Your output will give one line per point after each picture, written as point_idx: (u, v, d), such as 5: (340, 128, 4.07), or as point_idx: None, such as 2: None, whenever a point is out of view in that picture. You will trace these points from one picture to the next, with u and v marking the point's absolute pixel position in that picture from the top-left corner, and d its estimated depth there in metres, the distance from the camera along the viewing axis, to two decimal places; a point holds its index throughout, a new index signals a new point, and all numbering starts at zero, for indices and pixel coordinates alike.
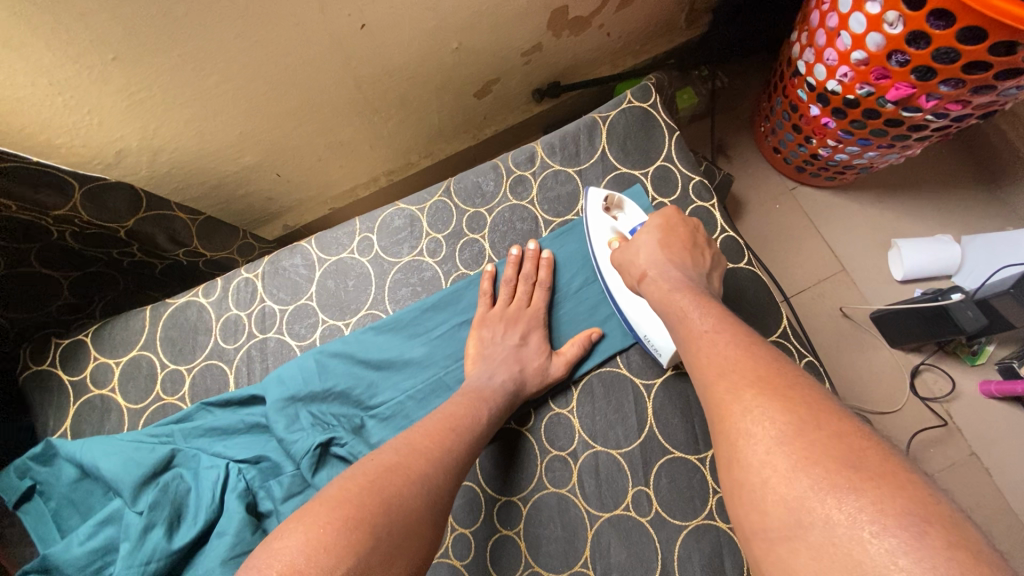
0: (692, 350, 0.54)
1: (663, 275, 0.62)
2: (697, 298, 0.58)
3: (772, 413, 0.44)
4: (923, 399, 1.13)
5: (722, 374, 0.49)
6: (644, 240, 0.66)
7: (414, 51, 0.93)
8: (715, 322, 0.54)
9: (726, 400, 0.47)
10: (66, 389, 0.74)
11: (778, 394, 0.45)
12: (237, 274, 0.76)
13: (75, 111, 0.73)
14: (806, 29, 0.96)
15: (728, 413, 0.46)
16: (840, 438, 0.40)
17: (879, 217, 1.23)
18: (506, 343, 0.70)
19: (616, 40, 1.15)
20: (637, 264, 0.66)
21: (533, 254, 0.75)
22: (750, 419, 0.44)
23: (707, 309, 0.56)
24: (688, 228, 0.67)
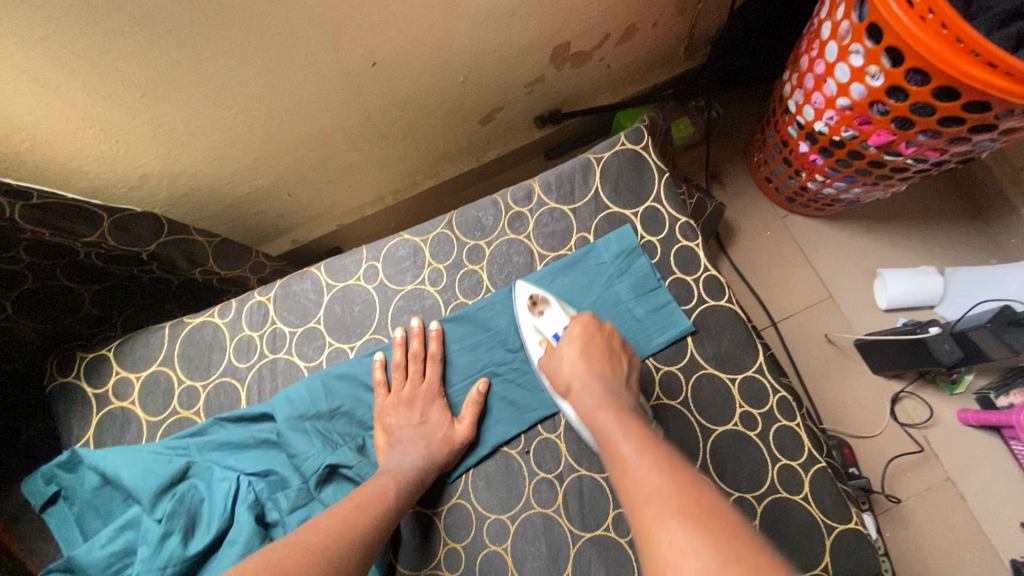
0: (622, 476, 0.55)
1: (586, 391, 0.65)
2: (621, 417, 0.61)
3: (696, 544, 0.44)
4: (902, 424, 1.17)
5: (647, 501, 0.50)
6: (566, 350, 0.69)
7: (422, 84, 0.98)
8: (643, 443, 0.56)
9: (651, 530, 0.48)
10: (90, 401, 0.79)
11: (697, 521, 0.46)
12: (251, 297, 0.81)
13: (104, 141, 0.78)
14: (796, 71, 1.01)
15: (654, 544, 0.46)
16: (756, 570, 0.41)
17: (867, 247, 1.27)
18: (410, 423, 0.73)
19: (616, 71, 1.20)
20: (563, 375, 0.68)
21: (420, 330, 0.78)
22: (674, 547, 0.45)
23: (630, 432, 0.58)
24: (606, 334, 0.71)
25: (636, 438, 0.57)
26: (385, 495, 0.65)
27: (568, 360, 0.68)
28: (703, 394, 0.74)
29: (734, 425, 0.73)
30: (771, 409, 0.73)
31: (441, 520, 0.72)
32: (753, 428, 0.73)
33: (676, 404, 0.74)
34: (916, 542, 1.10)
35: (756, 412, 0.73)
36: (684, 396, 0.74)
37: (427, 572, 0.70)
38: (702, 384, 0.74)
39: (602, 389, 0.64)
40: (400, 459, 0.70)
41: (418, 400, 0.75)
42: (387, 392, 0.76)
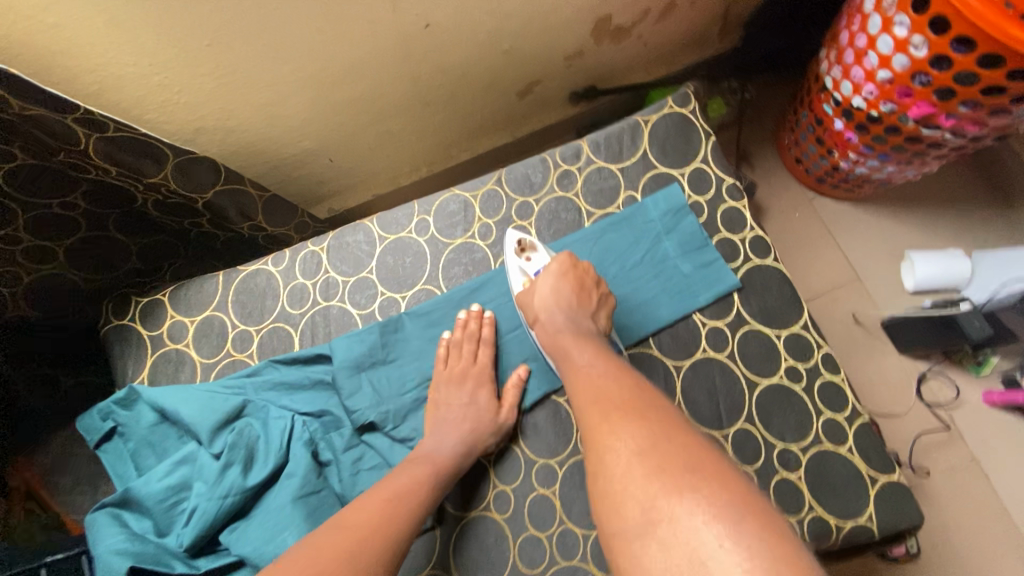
0: (574, 380, 0.61)
1: (551, 320, 0.69)
2: (579, 339, 0.66)
3: (632, 430, 0.50)
4: (928, 404, 1.18)
5: (593, 399, 0.56)
6: (540, 283, 0.72)
7: (468, 50, 1.00)
8: (594, 357, 0.62)
9: (595, 419, 0.54)
10: (145, 342, 0.81)
11: (643, 417, 0.51)
12: (304, 247, 0.83)
13: (166, 90, 0.80)
14: (834, 47, 1.03)
15: (598, 429, 0.52)
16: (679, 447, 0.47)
17: (894, 230, 1.29)
18: (459, 403, 0.73)
19: (652, 49, 1.22)
20: (533, 307, 0.71)
21: (476, 313, 0.78)
22: (616, 436, 0.50)
23: (585, 347, 0.64)
24: (581, 271, 0.73)
25: (589, 351, 0.63)
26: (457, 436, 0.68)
27: (546, 289, 0.71)
28: (749, 347, 0.76)
29: (779, 378, 0.74)
30: (815, 364, 0.75)
31: (492, 463, 0.74)
32: (798, 382, 0.74)
33: (722, 356, 0.75)
34: (941, 519, 1.11)
35: (801, 367, 0.75)
36: (730, 349, 0.76)
37: (477, 513, 0.72)
38: (748, 339, 0.76)
39: (569, 317, 0.68)
40: (436, 444, 0.69)
41: (469, 379, 0.74)
42: (443, 370, 0.76)
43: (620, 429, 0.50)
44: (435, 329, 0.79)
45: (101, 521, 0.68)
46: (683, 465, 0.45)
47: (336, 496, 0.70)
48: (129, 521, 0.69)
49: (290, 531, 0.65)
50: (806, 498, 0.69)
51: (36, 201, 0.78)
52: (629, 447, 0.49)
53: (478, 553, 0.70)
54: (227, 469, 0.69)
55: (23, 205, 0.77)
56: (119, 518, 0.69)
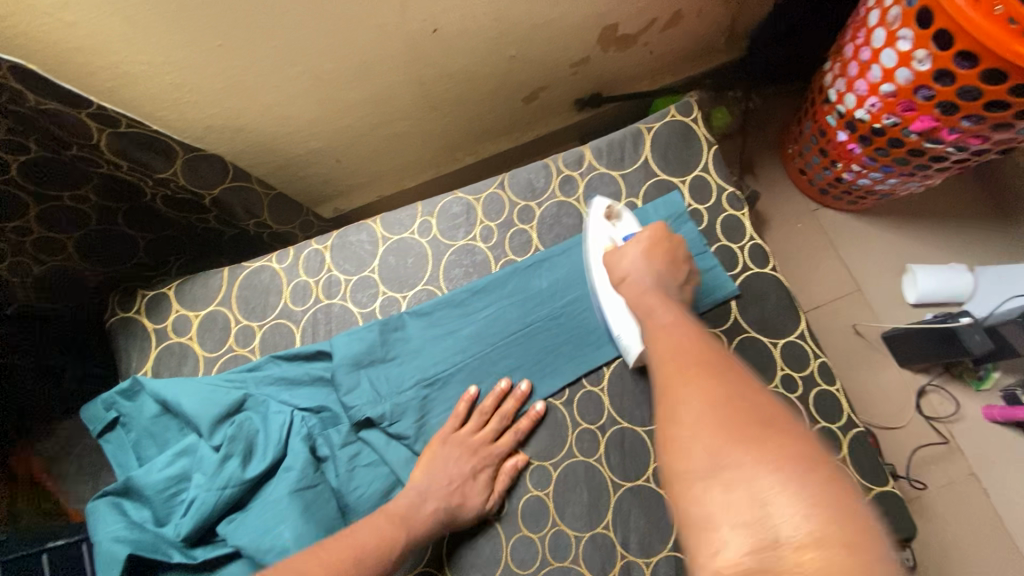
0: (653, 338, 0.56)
1: (638, 281, 0.64)
2: (664, 302, 0.60)
3: (708, 389, 0.45)
4: (927, 418, 1.18)
5: (668, 352, 0.52)
6: (628, 248, 0.68)
7: (475, 55, 1.01)
8: (670, 313, 0.57)
9: (667, 364, 0.50)
10: (149, 335, 0.82)
11: (716, 376, 0.47)
12: (308, 245, 0.84)
13: (177, 89, 0.82)
14: (839, 60, 1.03)
15: (672, 388, 0.48)
16: (757, 414, 0.42)
17: (897, 243, 1.29)
18: (461, 464, 0.71)
19: (658, 57, 1.23)
20: (620, 268, 0.68)
21: (509, 388, 0.76)
22: (687, 391, 0.46)
23: (669, 306, 0.59)
24: (672, 242, 0.70)
25: (669, 310, 0.58)
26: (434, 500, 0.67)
27: (630, 260, 0.68)
28: (745, 355, 0.76)
29: (775, 387, 0.75)
30: (811, 374, 0.75)
31: None
32: (793, 391, 0.74)
33: None
34: (937, 533, 1.11)
35: (797, 376, 0.75)
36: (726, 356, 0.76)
37: None
38: (744, 347, 0.76)
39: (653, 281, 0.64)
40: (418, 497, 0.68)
41: (481, 451, 0.72)
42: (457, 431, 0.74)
43: (694, 385, 0.46)
44: (432, 331, 0.80)
45: (101, 508, 0.70)
46: (757, 427, 0.41)
47: (331, 492, 0.72)
48: (128, 509, 0.70)
49: (285, 523, 0.67)
50: None
51: (48, 193, 0.80)
52: (701, 401, 0.44)
53: (471, 552, 0.71)
54: (225, 462, 0.71)
55: (34, 197, 0.79)
56: (119, 506, 0.70)
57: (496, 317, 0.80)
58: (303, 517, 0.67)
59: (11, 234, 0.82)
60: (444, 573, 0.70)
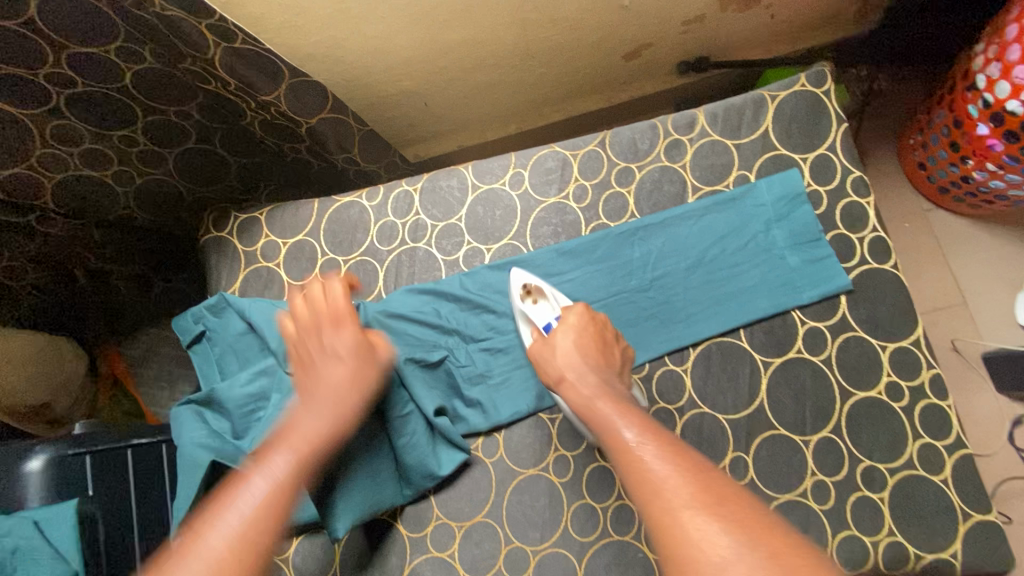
0: (626, 459, 0.52)
1: (582, 383, 0.63)
2: (620, 407, 0.58)
3: (719, 542, 0.42)
4: (1020, 449, 1.09)
5: (655, 495, 0.47)
6: (565, 341, 0.67)
7: (585, 3, 0.95)
8: (635, 419, 0.57)
9: (663, 518, 0.46)
10: (239, 256, 0.84)
11: (721, 504, 0.45)
12: (399, 186, 0.83)
13: (285, 10, 0.79)
14: (997, 41, 0.91)
15: (669, 523, 0.45)
16: (771, 557, 0.41)
17: (1016, 257, 1.16)
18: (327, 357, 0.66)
19: (778, 23, 1.12)
20: (557, 366, 0.66)
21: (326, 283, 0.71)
22: (690, 528, 0.44)
23: (631, 419, 0.57)
24: (599, 325, 0.70)
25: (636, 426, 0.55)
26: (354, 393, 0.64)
27: (569, 349, 0.66)
28: (848, 355, 0.70)
29: (877, 393, 0.69)
30: (921, 385, 0.69)
31: (556, 433, 0.73)
32: (898, 400, 0.69)
33: (817, 360, 0.71)
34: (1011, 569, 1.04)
35: (905, 385, 0.69)
36: (827, 353, 0.71)
37: (536, 471, 0.72)
38: (849, 346, 0.71)
39: (600, 380, 0.63)
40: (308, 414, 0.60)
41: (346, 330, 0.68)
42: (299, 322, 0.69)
43: (698, 514, 0.44)
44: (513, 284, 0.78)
45: (186, 416, 0.74)
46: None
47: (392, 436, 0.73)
48: (208, 418, 0.74)
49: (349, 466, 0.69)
50: (885, 522, 0.65)
51: (157, 106, 0.82)
52: (707, 524, 0.44)
53: (529, 511, 0.70)
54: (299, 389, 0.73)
55: (144, 109, 0.81)
56: (201, 415, 0.74)
57: (579, 282, 0.77)
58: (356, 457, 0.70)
59: (120, 143, 0.85)
60: (500, 528, 0.70)
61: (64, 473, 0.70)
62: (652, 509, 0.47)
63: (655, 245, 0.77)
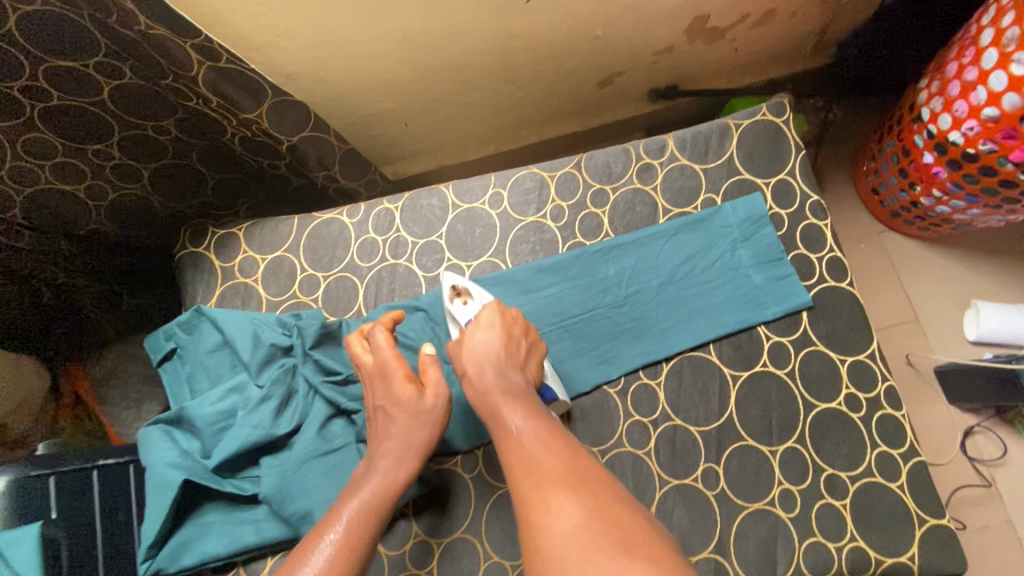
0: (508, 445, 0.57)
1: (484, 375, 0.64)
2: (509, 394, 0.62)
3: (569, 505, 0.48)
4: (970, 458, 1.15)
5: (529, 473, 0.52)
6: (480, 335, 0.67)
7: (561, 32, 0.99)
8: (521, 404, 0.61)
9: (532, 494, 0.50)
10: (216, 272, 0.84)
11: (583, 488, 0.50)
12: (379, 204, 0.84)
13: (268, 32, 0.81)
14: (938, 78, 0.99)
15: (536, 504, 0.49)
16: (622, 531, 0.45)
17: (963, 276, 1.24)
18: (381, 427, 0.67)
19: (741, 55, 1.20)
20: (461, 361, 0.67)
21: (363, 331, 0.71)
22: (552, 507, 0.48)
23: (516, 406, 0.60)
24: (510, 319, 0.70)
25: (521, 410, 0.60)
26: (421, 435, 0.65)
27: (480, 343, 0.66)
28: (810, 369, 0.74)
29: (838, 404, 0.73)
30: (878, 396, 0.73)
31: None
32: (857, 410, 0.73)
33: (782, 373, 0.74)
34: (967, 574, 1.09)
35: (862, 396, 0.73)
36: (791, 366, 0.75)
37: None
38: (811, 360, 0.75)
39: (498, 372, 0.64)
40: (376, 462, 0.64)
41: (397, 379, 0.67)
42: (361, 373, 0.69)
43: (555, 496, 0.49)
44: (494, 302, 0.80)
45: (154, 435, 0.72)
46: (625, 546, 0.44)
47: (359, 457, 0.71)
48: (178, 438, 0.73)
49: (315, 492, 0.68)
50: (848, 528, 0.68)
51: (135, 120, 0.81)
52: (561, 507, 0.48)
53: (508, 526, 0.71)
54: (261, 404, 0.72)
55: (121, 123, 0.81)
56: (171, 434, 0.73)
57: (557, 298, 0.80)
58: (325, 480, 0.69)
59: (93, 158, 0.84)
60: (480, 542, 0.71)
61: (23, 502, 0.69)
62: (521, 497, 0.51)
63: (629, 263, 0.80)
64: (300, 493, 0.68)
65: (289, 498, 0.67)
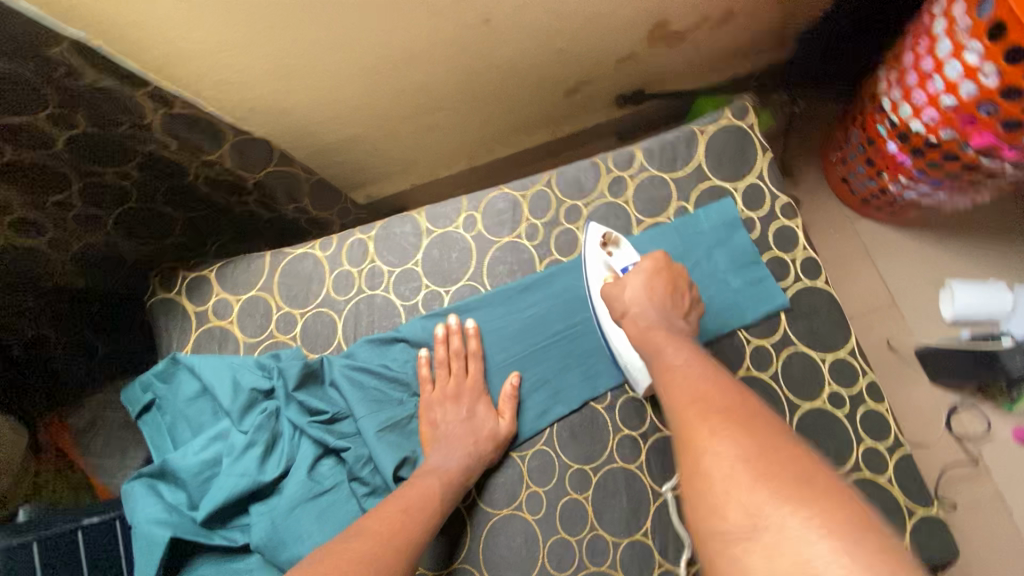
0: (668, 378, 0.59)
1: (643, 314, 0.67)
2: (672, 336, 0.64)
3: (736, 436, 0.48)
4: (956, 435, 1.17)
5: (692, 402, 0.54)
6: (631, 280, 0.70)
7: (523, 47, 0.99)
8: (681, 346, 0.62)
9: (695, 423, 0.51)
10: (190, 317, 0.82)
11: (750, 423, 0.49)
12: (352, 234, 0.83)
13: (225, 70, 0.80)
14: (896, 68, 1.00)
15: (696, 433, 0.50)
16: (798, 466, 0.44)
17: (936, 257, 1.27)
18: (455, 419, 0.72)
19: (704, 56, 1.21)
20: (622, 301, 0.70)
21: (458, 328, 0.77)
22: (716, 439, 0.48)
23: (679, 347, 0.62)
24: (673, 271, 0.72)
25: (683, 350, 0.61)
26: (434, 486, 0.65)
27: (634, 288, 0.70)
28: (792, 370, 0.75)
29: (821, 402, 0.74)
30: (859, 391, 0.74)
31: (526, 472, 0.74)
32: (840, 407, 0.74)
33: (765, 376, 0.75)
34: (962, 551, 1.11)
35: (845, 393, 0.74)
36: (774, 369, 0.75)
37: (509, 511, 0.72)
38: (792, 361, 0.75)
39: (660, 312, 0.67)
40: (442, 458, 0.69)
41: (465, 396, 0.74)
42: (431, 387, 0.75)
43: (718, 427, 0.49)
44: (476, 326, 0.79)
45: (138, 491, 0.70)
46: (795, 478, 0.43)
47: (351, 495, 0.69)
48: (163, 492, 0.71)
49: (307, 536, 0.66)
50: None
51: (93, 168, 0.80)
52: (726, 436, 0.48)
53: (507, 552, 0.71)
54: (247, 450, 0.70)
55: (79, 174, 0.79)
56: (155, 488, 0.71)
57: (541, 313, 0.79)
58: (317, 522, 0.67)
59: (53, 211, 0.82)
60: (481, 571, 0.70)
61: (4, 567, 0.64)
62: (683, 428, 0.52)
63: None
64: (291, 539, 0.65)
65: (281, 545, 0.65)
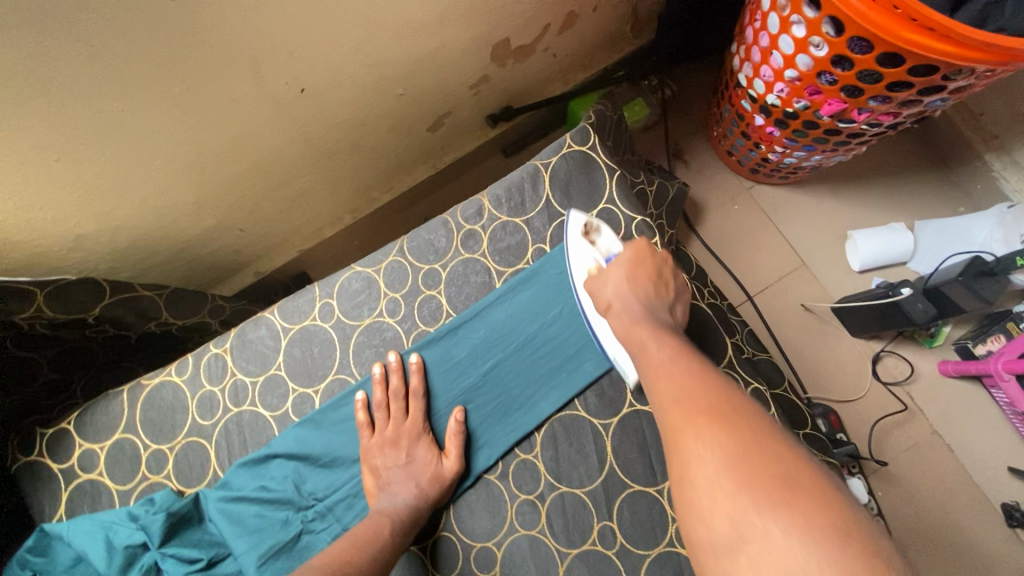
0: (650, 372, 0.58)
1: (626, 308, 0.65)
2: (657, 329, 0.62)
3: (721, 439, 0.48)
4: (885, 383, 1.18)
5: (676, 402, 0.52)
6: (611, 272, 0.70)
7: (360, 102, 0.94)
8: (661, 336, 0.61)
9: (678, 430, 0.51)
10: (57, 477, 0.77)
11: (735, 426, 0.48)
12: (206, 350, 0.78)
13: (27, 210, 0.74)
14: (743, 44, 0.97)
15: (682, 444, 0.49)
16: (782, 470, 0.44)
17: (837, 209, 1.26)
18: (397, 464, 0.71)
19: (563, 59, 1.16)
20: (604, 294, 0.69)
21: (397, 364, 0.75)
22: (702, 448, 0.48)
23: (663, 340, 0.60)
24: (658, 260, 0.71)
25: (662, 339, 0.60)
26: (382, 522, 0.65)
27: (610, 284, 0.69)
28: None
29: None
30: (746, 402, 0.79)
31: (430, 563, 0.71)
32: None
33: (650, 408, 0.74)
34: (907, 498, 1.12)
35: None
36: None
37: None
38: None
39: (642, 304, 0.65)
40: (391, 497, 0.69)
41: (403, 440, 0.73)
42: (370, 434, 0.74)
43: (704, 436, 0.48)
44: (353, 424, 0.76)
45: None
46: (777, 482, 0.44)
47: None
48: None
49: None
50: None
51: None
52: (710, 446, 0.47)
53: None
54: None
55: None
56: None
57: (438, 370, 0.77)
58: None
59: None
60: None
61: None
62: (670, 437, 0.51)
63: (479, 336, 0.77)
64: None
65: None
